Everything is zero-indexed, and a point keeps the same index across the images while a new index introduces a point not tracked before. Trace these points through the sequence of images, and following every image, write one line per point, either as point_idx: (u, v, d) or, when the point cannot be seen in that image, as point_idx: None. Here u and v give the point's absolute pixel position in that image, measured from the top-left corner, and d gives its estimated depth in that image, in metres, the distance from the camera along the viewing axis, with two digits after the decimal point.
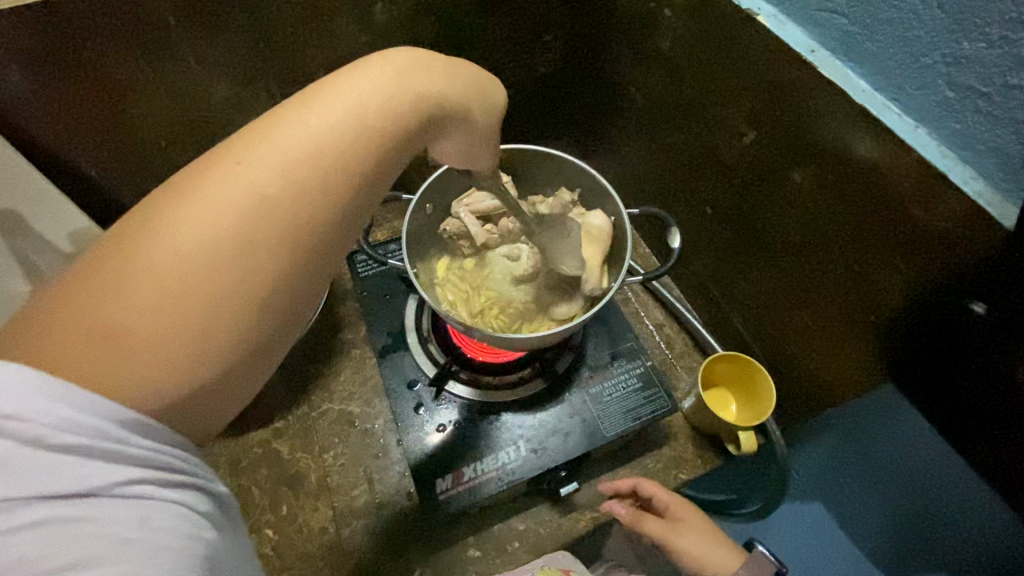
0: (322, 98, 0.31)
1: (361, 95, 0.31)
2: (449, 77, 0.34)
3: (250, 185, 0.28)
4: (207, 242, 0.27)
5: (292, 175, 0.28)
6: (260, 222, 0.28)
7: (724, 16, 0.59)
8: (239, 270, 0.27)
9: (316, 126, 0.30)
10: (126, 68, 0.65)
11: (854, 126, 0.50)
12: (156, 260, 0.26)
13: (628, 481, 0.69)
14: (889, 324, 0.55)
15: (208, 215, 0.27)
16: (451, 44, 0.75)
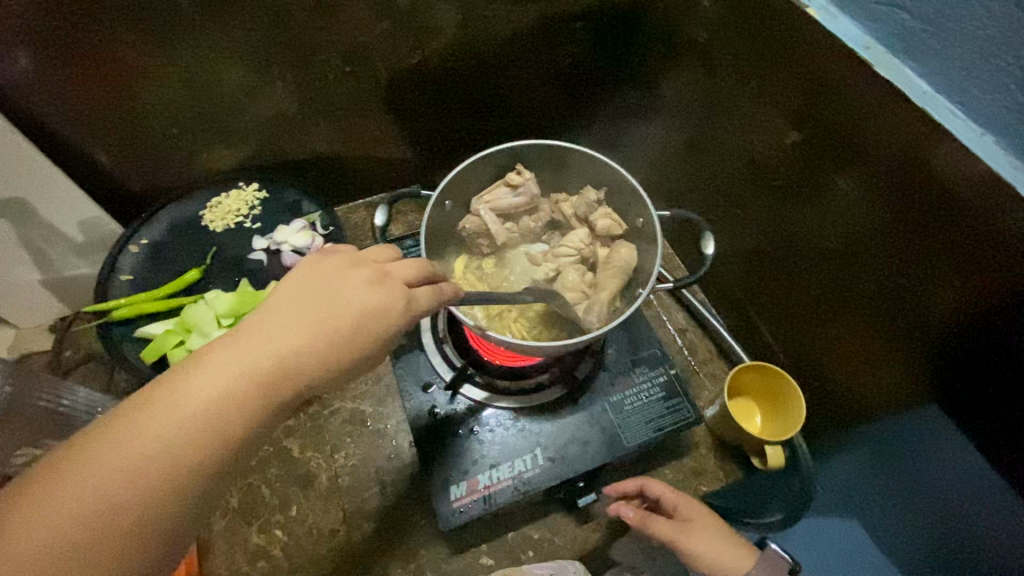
0: (289, 304, 0.37)
1: (326, 299, 0.37)
2: (394, 295, 0.39)
3: (219, 385, 0.33)
4: (176, 438, 0.32)
5: (256, 371, 0.34)
6: (217, 438, 0.33)
7: (771, 7, 0.55)
8: (183, 470, 0.31)
9: (281, 324, 0.36)
10: (136, 53, 0.62)
11: (913, 131, 0.47)
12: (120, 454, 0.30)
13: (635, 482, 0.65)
14: (938, 347, 0.52)
15: (179, 418, 0.32)
16: (475, 31, 0.72)
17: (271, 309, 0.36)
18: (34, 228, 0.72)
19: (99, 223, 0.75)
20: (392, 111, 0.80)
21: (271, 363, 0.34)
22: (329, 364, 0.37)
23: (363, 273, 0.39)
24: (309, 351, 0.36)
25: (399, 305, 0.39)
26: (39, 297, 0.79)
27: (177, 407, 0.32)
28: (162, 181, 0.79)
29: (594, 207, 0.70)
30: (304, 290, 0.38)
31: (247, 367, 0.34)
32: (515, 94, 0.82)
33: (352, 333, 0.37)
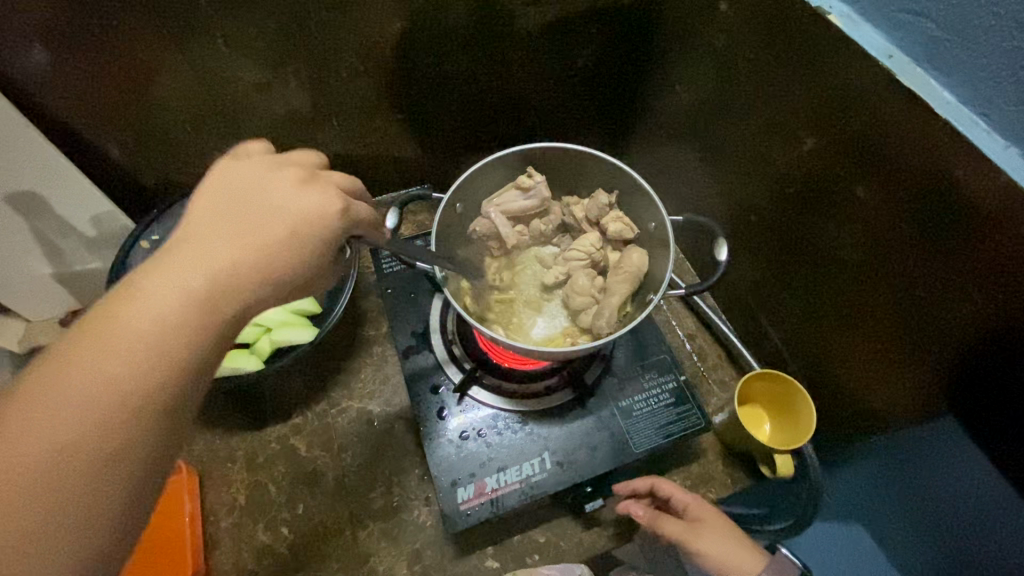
0: (223, 216, 0.38)
1: (258, 203, 0.39)
2: (324, 194, 0.41)
3: (164, 296, 0.33)
4: (130, 356, 0.31)
5: (204, 278, 0.34)
6: (169, 347, 0.32)
7: (791, 13, 0.54)
8: (146, 383, 0.31)
9: (217, 232, 0.37)
10: (151, 48, 0.62)
11: (935, 141, 0.46)
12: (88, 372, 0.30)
13: (644, 481, 0.66)
14: (954, 359, 0.51)
15: (124, 337, 0.31)
16: (491, 33, 0.71)
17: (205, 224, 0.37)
18: (47, 223, 0.72)
19: (111, 218, 0.75)
20: (404, 111, 0.79)
21: (212, 276, 0.35)
22: (274, 263, 0.38)
23: (289, 176, 0.41)
24: (252, 254, 0.37)
25: (335, 202, 0.41)
26: (51, 291, 0.80)
27: (120, 325, 0.31)
28: (174, 177, 0.79)
29: (606, 210, 0.68)
30: (236, 200, 0.39)
31: (187, 274, 0.34)
32: (528, 96, 0.82)
33: (291, 233, 0.39)
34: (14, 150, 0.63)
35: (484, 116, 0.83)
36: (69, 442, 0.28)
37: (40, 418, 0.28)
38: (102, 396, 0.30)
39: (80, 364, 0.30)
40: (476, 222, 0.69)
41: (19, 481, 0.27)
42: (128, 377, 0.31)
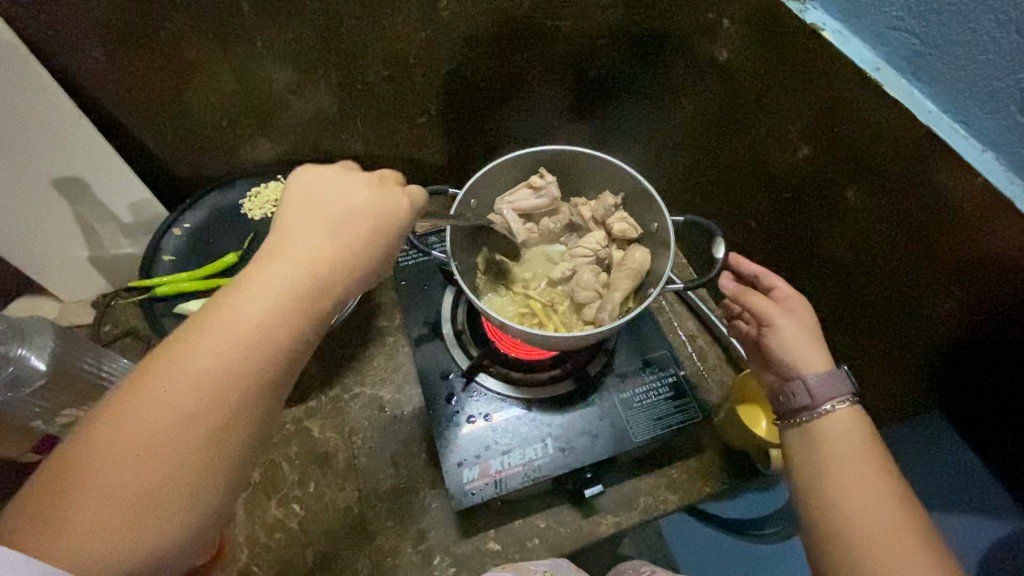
0: (314, 212, 0.43)
1: (339, 203, 0.44)
2: (394, 196, 0.47)
3: (280, 283, 0.38)
4: (240, 340, 0.35)
5: (308, 272, 0.39)
6: (274, 334, 0.36)
7: (788, 29, 0.59)
8: (275, 345, 0.36)
9: (317, 227, 0.42)
10: (196, 48, 0.68)
11: (918, 146, 0.50)
12: (235, 323, 0.36)
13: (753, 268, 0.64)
14: (944, 351, 0.54)
15: (239, 323, 0.36)
16: (507, 44, 0.77)
17: (307, 218, 0.42)
18: (88, 207, 0.77)
19: (146, 206, 0.80)
20: (423, 115, 0.84)
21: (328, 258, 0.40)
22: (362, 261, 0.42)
23: (364, 180, 0.47)
24: (347, 248, 0.42)
25: (402, 203, 0.47)
26: (83, 273, 0.84)
27: (255, 295, 0.37)
28: (206, 169, 0.84)
29: (612, 211, 0.72)
30: (324, 201, 0.44)
31: (294, 267, 0.39)
32: (541, 105, 0.87)
33: (374, 233, 0.44)
34: (65, 137, 0.68)
35: (498, 121, 0.88)
36: (209, 383, 0.34)
37: (193, 363, 0.34)
38: (222, 374, 0.34)
39: (204, 342, 0.35)
40: (490, 217, 0.71)
41: (188, 405, 0.33)
42: (244, 353, 0.35)
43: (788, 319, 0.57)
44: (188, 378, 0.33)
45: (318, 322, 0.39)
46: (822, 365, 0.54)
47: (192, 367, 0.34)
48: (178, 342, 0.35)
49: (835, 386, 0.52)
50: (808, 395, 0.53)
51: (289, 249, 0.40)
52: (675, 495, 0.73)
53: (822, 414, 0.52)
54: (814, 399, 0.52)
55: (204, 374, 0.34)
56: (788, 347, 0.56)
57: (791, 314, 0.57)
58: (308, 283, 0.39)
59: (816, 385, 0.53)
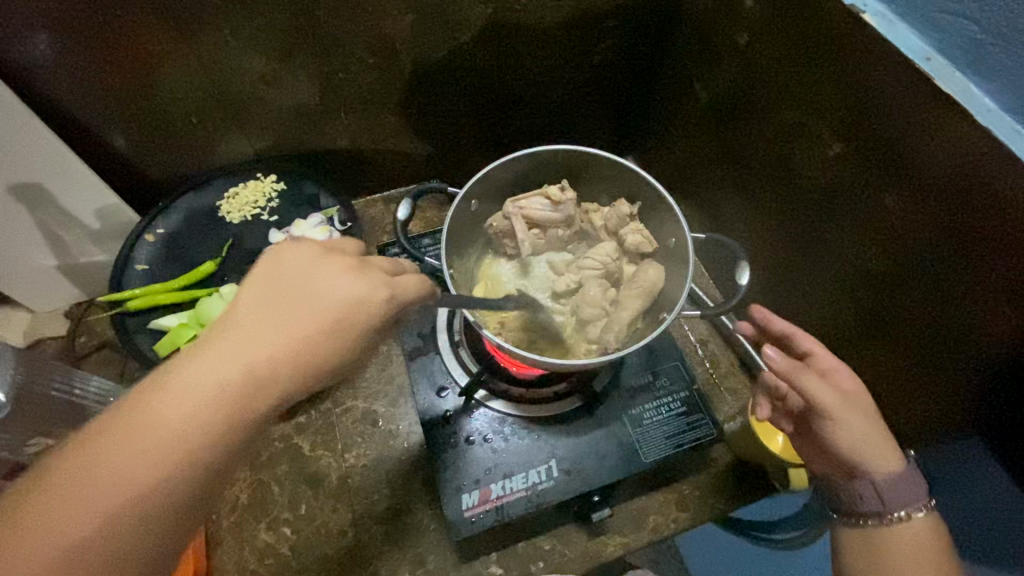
0: (279, 302, 0.37)
1: (304, 287, 0.37)
2: (375, 283, 0.39)
3: (235, 373, 0.34)
4: (175, 441, 0.32)
5: (266, 371, 0.35)
6: (214, 439, 0.33)
7: (823, 11, 0.52)
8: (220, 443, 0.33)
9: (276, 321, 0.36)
10: (156, 38, 0.61)
11: (973, 150, 0.44)
12: (175, 416, 0.33)
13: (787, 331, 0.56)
14: (985, 378, 0.49)
15: (169, 424, 0.32)
16: (504, 28, 0.70)
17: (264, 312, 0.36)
18: (51, 214, 0.71)
19: (115, 211, 0.74)
20: (415, 105, 0.77)
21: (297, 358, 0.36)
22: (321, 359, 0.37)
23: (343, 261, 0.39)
24: (305, 349, 0.36)
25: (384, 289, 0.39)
26: (54, 282, 0.79)
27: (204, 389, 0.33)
28: (180, 169, 0.77)
29: (626, 220, 0.66)
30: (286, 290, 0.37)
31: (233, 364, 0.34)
32: (541, 93, 0.80)
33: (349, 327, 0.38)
34: (16, 139, 0.62)
35: (495, 111, 0.81)
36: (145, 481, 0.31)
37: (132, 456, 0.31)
38: (148, 477, 0.31)
39: (120, 451, 0.31)
40: (494, 218, 0.67)
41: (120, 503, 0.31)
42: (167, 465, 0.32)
43: (854, 413, 0.51)
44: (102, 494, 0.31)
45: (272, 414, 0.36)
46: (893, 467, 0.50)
47: (99, 480, 0.31)
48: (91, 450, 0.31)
49: (912, 492, 0.49)
50: (877, 500, 0.50)
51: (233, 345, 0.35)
52: (686, 513, 0.70)
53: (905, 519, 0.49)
54: (885, 505, 0.49)
55: (124, 484, 0.31)
56: (856, 446, 0.50)
57: (853, 408, 0.51)
58: (271, 376, 0.35)
59: (887, 489, 0.49)
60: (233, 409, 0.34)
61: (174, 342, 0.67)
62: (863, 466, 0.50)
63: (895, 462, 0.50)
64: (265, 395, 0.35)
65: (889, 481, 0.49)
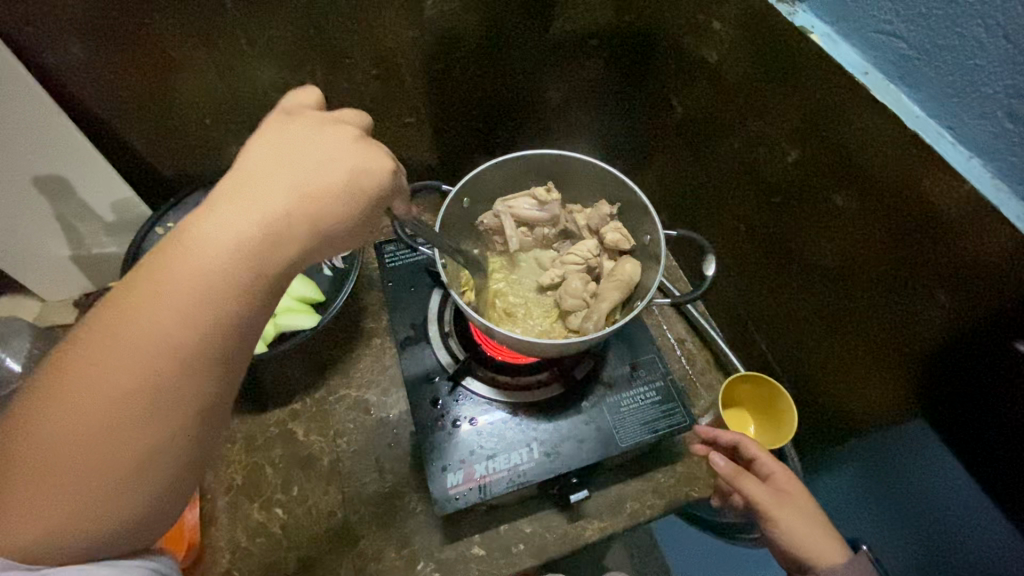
0: (265, 169, 0.39)
1: (310, 156, 0.41)
2: (372, 155, 0.43)
3: (256, 211, 0.37)
4: (213, 265, 0.35)
5: (282, 217, 0.38)
6: (245, 261, 0.36)
7: (778, 33, 0.58)
8: (250, 268, 0.36)
9: (216, 251, 0.36)
10: (180, 48, 0.67)
11: (903, 151, 0.49)
12: (206, 246, 0.35)
13: (731, 438, 0.66)
14: (926, 359, 0.54)
15: (207, 249, 0.35)
16: (497, 45, 0.76)
17: (196, 241, 0.35)
18: (69, 206, 0.76)
19: (129, 205, 0.78)
20: (412, 115, 0.84)
21: (305, 211, 0.39)
22: (300, 229, 0.38)
23: (342, 133, 0.43)
24: (291, 212, 0.38)
25: (384, 161, 0.44)
26: (67, 273, 0.83)
27: (227, 225, 0.36)
28: (191, 169, 0.83)
29: (607, 220, 0.71)
30: (235, 202, 0.37)
31: (170, 323, 0.34)
32: (531, 107, 0.86)
33: (312, 234, 0.39)
34: (42, 132, 0.67)
35: (486, 123, 0.87)
36: (201, 302, 0.35)
37: (185, 276, 0.35)
38: (197, 301, 0.35)
39: (149, 316, 0.34)
40: (485, 215, 0.72)
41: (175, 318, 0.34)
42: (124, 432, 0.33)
43: (792, 513, 0.58)
44: (68, 473, 0.32)
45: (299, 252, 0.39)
46: (838, 559, 0.56)
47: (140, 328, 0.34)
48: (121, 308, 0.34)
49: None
50: None
51: (165, 293, 0.34)
52: (662, 500, 0.73)
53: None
54: None
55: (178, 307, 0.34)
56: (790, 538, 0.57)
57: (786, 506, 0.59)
58: (286, 218, 0.38)
59: None
60: (260, 249, 0.37)
61: None
62: (807, 559, 0.56)
63: (839, 556, 0.56)
64: (281, 244, 0.38)
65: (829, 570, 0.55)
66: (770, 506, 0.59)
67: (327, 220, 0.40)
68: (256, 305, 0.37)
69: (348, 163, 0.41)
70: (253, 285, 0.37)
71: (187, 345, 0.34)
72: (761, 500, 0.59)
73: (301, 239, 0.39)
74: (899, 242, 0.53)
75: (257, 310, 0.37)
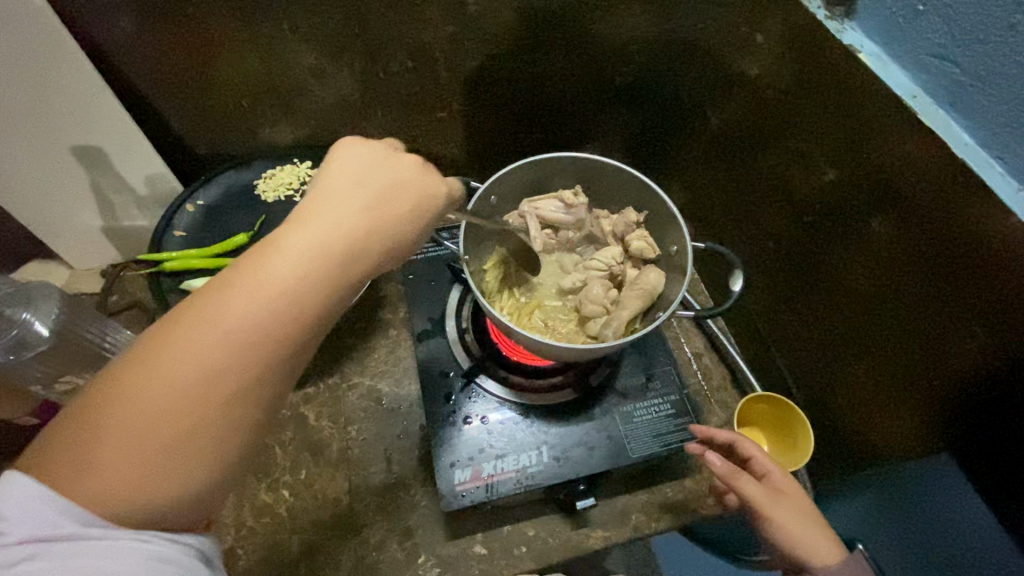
0: (345, 178, 0.40)
1: (386, 170, 0.42)
2: (441, 177, 0.46)
3: (341, 219, 0.38)
4: (298, 267, 0.36)
5: (364, 228, 0.39)
6: (325, 267, 0.36)
7: (824, 50, 0.57)
8: (333, 276, 0.37)
9: (298, 255, 0.36)
10: (223, 29, 0.68)
11: (949, 179, 0.48)
12: (293, 248, 0.36)
13: (728, 436, 0.63)
14: (956, 393, 0.52)
15: (294, 252, 0.36)
16: (535, 45, 0.76)
17: (280, 243, 0.36)
18: (104, 177, 0.77)
19: (161, 179, 0.80)
20: (444, 110, 0.84)
21: (384, 223, 0.40)
22: (375, 239, 0.39)
23: (415, 152, 0.45)
24: (372, 224, 0.39)
25: (447, 183, 0.46)
26: (97, 242, 0.85)
27: (311, 230, 0.37)
28: (223, 149, 0.84)
29: (632, 227, 0.70)
30: (311, 212, 0.38)
31: (238, 323, 0.34)
32: (563, 109, 0.86)
33: (388, 245, 0.40)
34: (84, 102, 0.68)
35: (517, 122, 0.87)
36: (282, 304, 0.35)
37: (268, 276, 0.35)
38: (279, 304, 0.35)
39: (229, 313, 0.34)
40: (511, 214, 0.72)
41: (258, 318, 0.34)
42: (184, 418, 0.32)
43: (790, 513, 0.56)
44: (133, 460, 0.31)
45: (375, 265, 0.40)
46: (835, 561, 0.55)
47: (222, 322, 0.33)
48: (204, 301, 0.34)
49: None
50: None
51: (248, 288, 0.34)
52: (668, 514, 0.72)
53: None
54: None
55: (259, 307, 0.34)
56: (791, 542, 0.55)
57: (785, 504, 0.57)
58: (367, 229, 0.39)
59: None
60: (341, 257, 0.37)
61: None
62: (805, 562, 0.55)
63: (835, 557, 0.55)
64: (362, 252, 0.38)
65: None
66: (768, 505, 0.57)
67: (401, 233, 0.41)
68: (333, 313, 0.37)
69: (419, 181, 0.44)
70: (331, 292, 0.37)
71: (262, 348, 0.34)
72: (758, 499, 0.57)
73: (378, 249, 0.40)
74: (940, 269, 0.51)
75: (328, 313, 0.37)
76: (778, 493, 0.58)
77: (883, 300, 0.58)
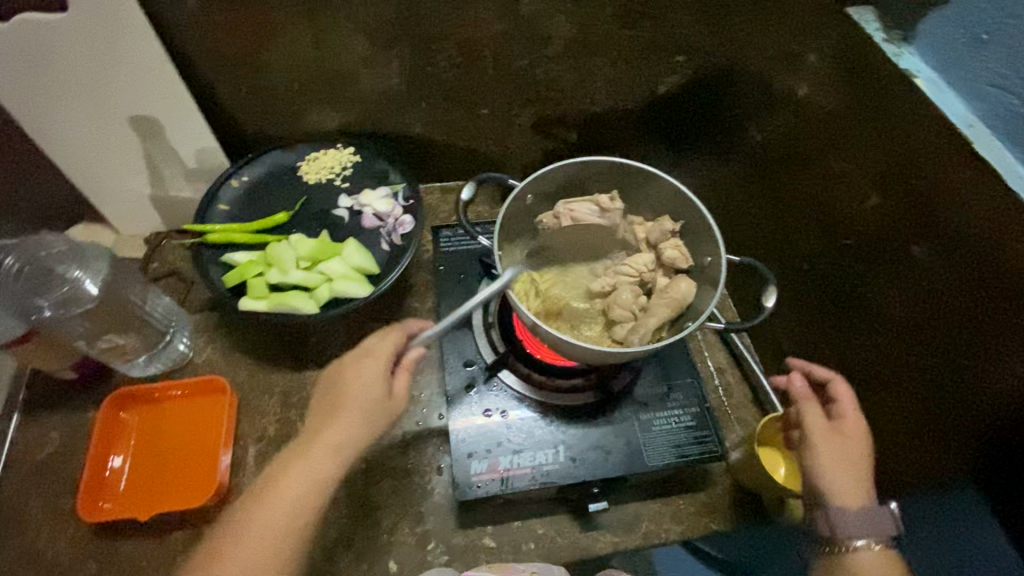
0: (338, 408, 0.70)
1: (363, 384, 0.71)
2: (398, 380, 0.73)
3: (341, 429, 0.69)
4: (325, 460, 0.67)
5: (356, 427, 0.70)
6: (340, 455, 0.68)
7: (880, 72, 0.58)
8: (341, 458, 0.68)
9: (324, 452, 0.67)
10: (282, 13, 0.70)
11: (999, 210, 0.48)
12: (320, 446, 0.68)
13: (826, 372, 0.62)
14: (988, 431, 0.51)
15: (318, 449, 0.67)
16: (583, 50, 0.77)
17: (314, 443, 0.68)
18: (157, 148, 0.80)
19: (210, 154, 0.82)
20: (486, 107, 0.85)
21: (365, 419, 0.70)
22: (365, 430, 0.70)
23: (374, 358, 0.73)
24: (356, 425, 0.70)
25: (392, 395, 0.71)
26: (144, 211, 0.88)
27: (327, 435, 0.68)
28: (270, 129, 0.86)
29: (667, 236, 0.70)
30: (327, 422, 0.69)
31: (294, 493, 0.65)
32: (606, 115, 0.87)
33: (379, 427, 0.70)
34: (145, 75, 0.71)
35: (557, 124, 0.88)
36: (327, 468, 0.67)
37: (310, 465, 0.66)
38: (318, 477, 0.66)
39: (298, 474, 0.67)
40: (544, 214, 0.72)
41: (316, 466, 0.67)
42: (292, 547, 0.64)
43: (841, 449, 0.56)
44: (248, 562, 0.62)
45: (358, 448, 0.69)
46: (855, 506, 0.53)
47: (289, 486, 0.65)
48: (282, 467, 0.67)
49: (872, 528, 0.52)
50: (828, 527, 0.53)
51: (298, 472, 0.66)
52: (679, 525, 0.72)
53: (849, 550, 0.52)
54: (832, 532, 0.53)
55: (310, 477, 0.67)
56: (831, 474, 0.55)
57: (838, 441, 0.56)
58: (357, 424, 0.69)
59: (839, 520, 0.53)
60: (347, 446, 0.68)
61: (242, 274, 0.73)
62: (824, 497, 0.54)
63: (859, 502, 0.53)
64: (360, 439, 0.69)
65: (838, 510, 0.53)
66: (820, 437, 0.57)
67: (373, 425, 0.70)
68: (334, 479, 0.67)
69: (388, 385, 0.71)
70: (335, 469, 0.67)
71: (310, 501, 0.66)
72: (815, 428, 0.58)
73: (359, 438, 0.70)
74: (976, 300, 0.51)
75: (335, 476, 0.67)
76: (844, 434, 0.57)
77: (916, 330, 0.57)
